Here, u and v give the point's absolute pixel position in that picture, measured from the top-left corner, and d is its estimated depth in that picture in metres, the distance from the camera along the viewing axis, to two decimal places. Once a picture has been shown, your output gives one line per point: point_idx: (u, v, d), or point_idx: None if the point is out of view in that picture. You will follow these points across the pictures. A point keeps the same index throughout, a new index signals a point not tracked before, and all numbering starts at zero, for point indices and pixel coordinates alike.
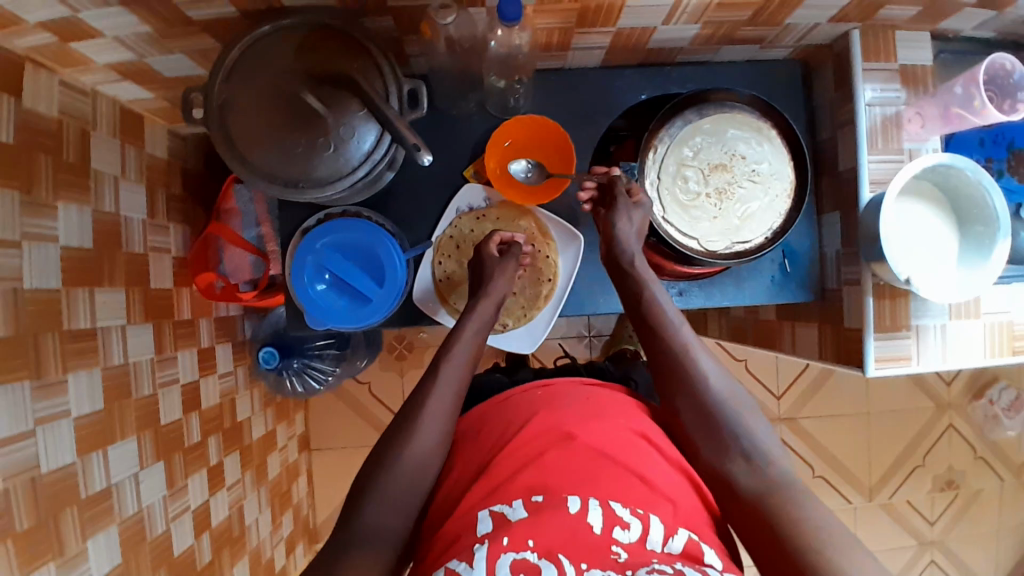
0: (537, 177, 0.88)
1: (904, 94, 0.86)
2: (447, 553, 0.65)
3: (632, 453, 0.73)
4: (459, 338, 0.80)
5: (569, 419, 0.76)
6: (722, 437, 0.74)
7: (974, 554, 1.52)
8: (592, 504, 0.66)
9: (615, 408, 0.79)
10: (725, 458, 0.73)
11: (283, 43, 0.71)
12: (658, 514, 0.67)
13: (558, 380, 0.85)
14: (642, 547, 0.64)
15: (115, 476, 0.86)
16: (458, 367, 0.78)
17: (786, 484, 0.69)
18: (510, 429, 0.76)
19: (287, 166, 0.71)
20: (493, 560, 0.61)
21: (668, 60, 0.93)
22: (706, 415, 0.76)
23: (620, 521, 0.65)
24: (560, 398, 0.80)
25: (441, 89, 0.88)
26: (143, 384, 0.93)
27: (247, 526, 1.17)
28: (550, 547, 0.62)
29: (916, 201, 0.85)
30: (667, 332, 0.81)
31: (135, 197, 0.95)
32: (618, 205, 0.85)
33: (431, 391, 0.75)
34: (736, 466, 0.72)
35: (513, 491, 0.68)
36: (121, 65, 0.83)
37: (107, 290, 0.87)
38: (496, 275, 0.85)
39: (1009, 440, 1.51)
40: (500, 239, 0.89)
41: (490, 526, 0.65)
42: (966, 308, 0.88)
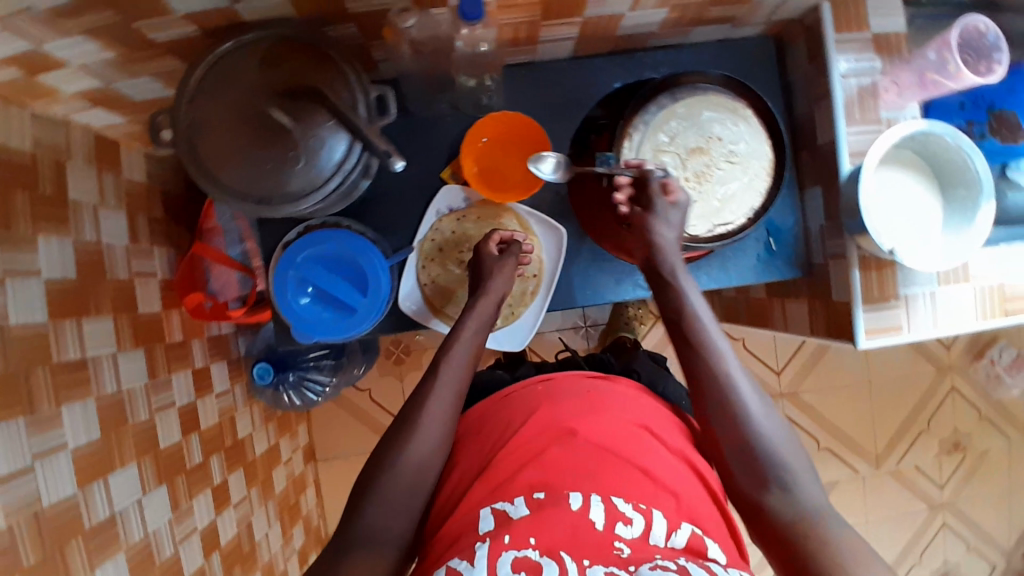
0: (563, 173, 0.85)
1: (880, 63, 0.85)
2: (450, 551, 0.69)
3: (632, 447, 0.77)
4: (458, 342, 0.81)
5: (570, 416, 0.80)
6: (761, 463, 0.70)
7: (986, 514, 1.52)
8: (594, 500, 0.70)
9: (615, 404, 0.83)
10: (762, 487, 0.70)
11: (249, 59, 0.71)
12: (661, 509, 0.71)
13: (557, 375, 0.89)
14: (645, 542, 0.66)
15: (117, 504, 0.86)
16: (457, 368, 0.78)
17: (818, 512, 0.67)
18: (513, 427, 0.80)
19: (259, 183, 0.71)
20: (494, 559, 0.63)
21: (639, 46, 0.92)
22: (744, 443, 0.71)
23: (623, 517, 0.68)
24: (561, 394, 0.84)
25: (413, 92, 0.87)
26: (139, 409, 0.93)
27: (258, 541, 1.17)
28: (552, 545, 0.65)
29: (899, 169, 0.85)
30: (704, 346, 0.76)
31: (116, 224, 0.94)
32: (658, 206, 0.79)
33: (431, 392, 0.76)
34: (772, 495, 0.69)
35: (515, 489, 0.72)
36: (91, 92, 0.82)
37: (95, 319, 0.87)
38: (496, 275, 0.85)
39: (1014, 399, 1.50)
40: (500, 238, 0.89)
41: (492, 524, 0.69)
42: (954, 274, 0.88)
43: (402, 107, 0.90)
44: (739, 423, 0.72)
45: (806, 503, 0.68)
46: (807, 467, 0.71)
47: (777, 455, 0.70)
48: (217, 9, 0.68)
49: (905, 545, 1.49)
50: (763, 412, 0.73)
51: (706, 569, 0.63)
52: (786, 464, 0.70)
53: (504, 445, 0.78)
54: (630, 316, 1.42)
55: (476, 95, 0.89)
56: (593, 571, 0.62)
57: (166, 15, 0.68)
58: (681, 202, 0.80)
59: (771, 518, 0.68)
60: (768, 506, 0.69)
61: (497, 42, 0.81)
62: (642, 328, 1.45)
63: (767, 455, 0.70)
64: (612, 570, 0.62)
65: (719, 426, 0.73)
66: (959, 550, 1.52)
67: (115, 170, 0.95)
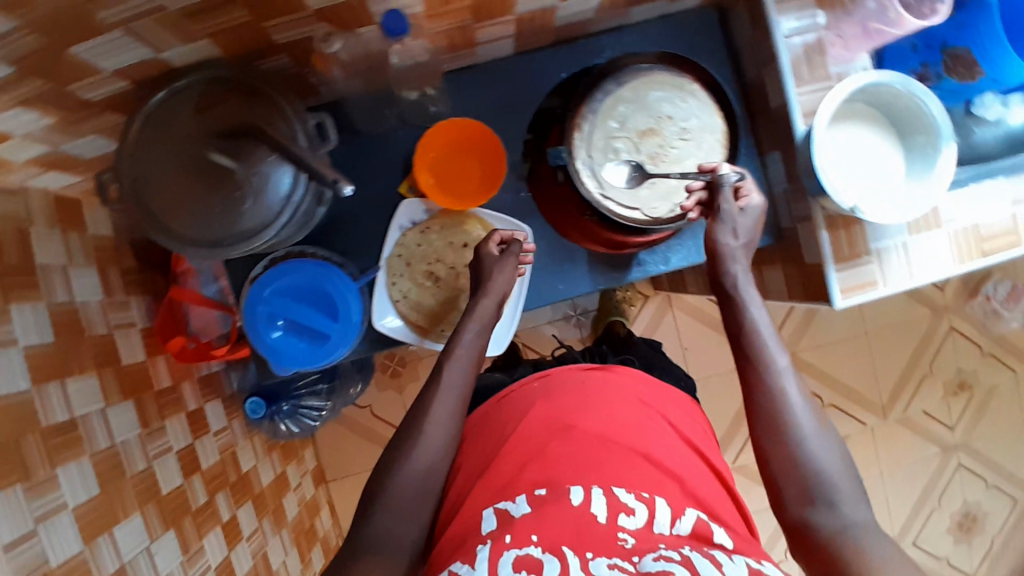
0: (639, 178, 0.84)
1: (824, 17, 0.83)
2: (453, 556, 0.68)
3: (632, 435, 0.77)
4: (459, 347, 0.82)
5: (572, 411, 0.80)
6: (812, 482, 0.69)
7: (1001, 450, 1.51)
8: (596, 492, 0.69)
9: (616, 393, 0.83)
10: (808, 504, 0.69)
11: (183, 103, 0.71)
12: (664, 497, 0.70)
13: (554, 370, 0.89)
14: (649, 533, 0.66)
15: (126, 554, 0.86)
16: (460, 370, 0.80)
17: (863, 532, 0.66)
18: (514, 427, 0.81)
19: (210, 227, 0.71)
20: (494, 559, 0.62)
21: (580, 34, 0.91)
22: (796, 461, 0.70)
23: (626, 508, 0.67)
24: (560, 388, 0.84)
25: (360, 112, 0.87)
26: (136, 458, 0.93)
27: (275, 570, 1.18)
28: (555, 541, 0.63)
29: (856, 125, 0.84)
30: (761, 361, 0.75)
31: (89, 280, 0.94)
32: (725, 212, 0.79)
33: (438, 392, 0.78)
34: (817, 513, 0.68)
35: (518, 488, 0.72)
36: (42, 157, 0.82)
37: (78, 378, 0.87)
38: (497, 274, 0.85)
39: (1015, 332, 1.49)
40: (500, 237, 0.88)
41: (493, 525, 0.68)
42: (925, 221, 0.87)
43: (351, 127, 0.89)
44: (792, 441, 0.71)
45: (853, 525, 0.67)
46: (856, 488, 0.69)
47: (827, 474, 0.69)
48: (144, 60, 0.68)
49: (923, 490, 1.49)
50: (815, 430, 0.71)
51: (711, 557, 0.61)
52: (836, 484, 0.69)
53: (505, 445, 0.78)
54: (619, 300, 1.42)
55: (424, 105, 0.89)
56: (596, 565, 0.60)
57: (95, 72, 0.67)
58: (753, 208, 0.80)
59: (814, 537, 0.67)
60: (814, 523, 0.68)
61: (435, 51, 0.80)
62: (631, 310, 1.45)
63: (819, 475, 0.69)
64: (616, 562, 0.60)
65: (771, 444, 0.72)
66: (977, 489, 1.51)
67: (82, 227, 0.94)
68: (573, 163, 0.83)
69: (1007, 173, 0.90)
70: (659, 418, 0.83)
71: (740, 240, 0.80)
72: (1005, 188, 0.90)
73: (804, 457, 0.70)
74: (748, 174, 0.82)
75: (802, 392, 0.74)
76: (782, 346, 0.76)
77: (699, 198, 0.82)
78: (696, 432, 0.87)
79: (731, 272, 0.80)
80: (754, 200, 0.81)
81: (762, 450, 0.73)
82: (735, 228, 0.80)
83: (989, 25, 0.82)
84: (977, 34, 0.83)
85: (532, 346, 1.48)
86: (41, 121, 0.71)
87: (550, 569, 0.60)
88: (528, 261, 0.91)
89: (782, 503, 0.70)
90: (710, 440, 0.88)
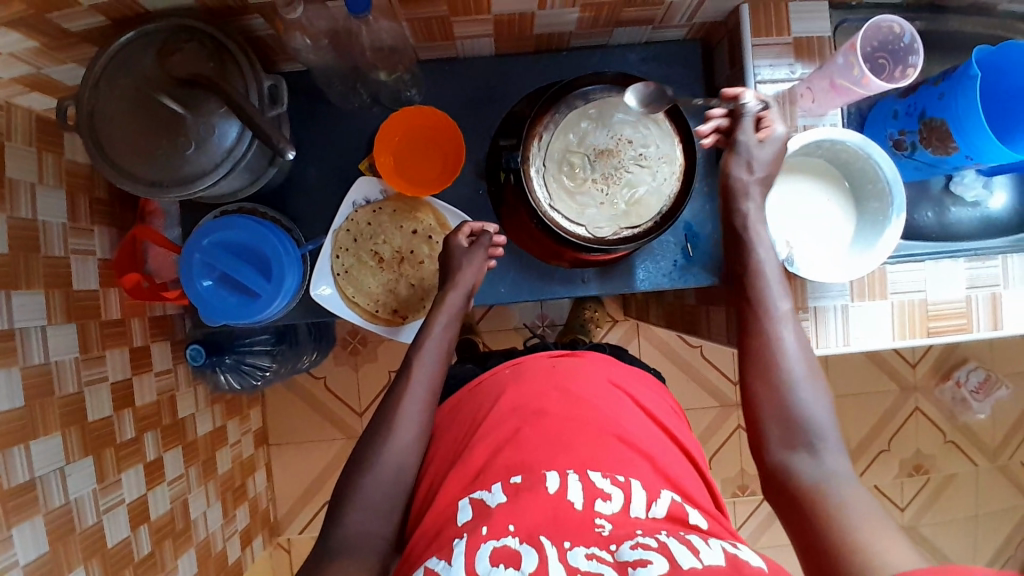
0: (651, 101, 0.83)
1: (798, 67, 0.87)
2: (429, 549, 0.63)
3: (603, 415, 0.74)
4: (427, 341, 0.82)
5: (542, 393, 0.76)
6: (794, 424, 0.70)
7: (947, 540, 1.53)
8: (571, 477, 0.66)
9: (586, 374, 0.79)
10: (789, 448, 0.70)
11: (148, 48, 0.73)
12: (639, 479, 0.68)
13: (526, 358, 0.84)
14: (625, 517, 0.63)
15: (39, 470, 0.84)
16: (429, 366, 0.81)
17: (835, 481, 0.66)
18: (488, 409, 0.76)
19: (151, 168, 0.73)
20: (472, 553, 0.58)
21: (562, 46, 0.94)
22: (787, 404, 0.71)
23: (601, 494, 0.65)
24: (529, 373, 0.80)
25: (335, 86, 0.89)
26: (67, 382, 0.90)
27: (193, 519, 1.17)
28: (532, 530, 0.60)
29: (806, 179, 0.86)
30: (763, 307, 0.76)
31: (55, 202, 0.91)
32: (742, 143, 0.79)
33: (406, 392, 0.78)
34: (798, 459, 0.69)
35: (492, 476, 0.68)
36: (24, 77, 0.79)
37: (24, 294, 0.84)
38: (464, 268, 0.86)
39: (981, 424, 1.53)
40: (468, 230, 0.89)
41: (469, 515, 0.64)
42: (870, 286, 0.88)
43: (331, 100, 0.92)
44: (782, 385, 0.72)
45: (832, 472, 0.67)
46: (839, 437, 0.69)
47: (813, 421, 0.70)
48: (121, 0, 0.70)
49: None
50: (806, 377, 0.72)
51: (688, 543, 0.59)
52: (821, 431, 0.69)
53: (479, 428, 0.74)
54: (587, 318, 1.36)
55: (399, 89, 0.91)
56: (573, 556, 0.57)
57: (75, 5, 0.68)
58: (774, 138, 0.78)
59: (795, 480, 0.67)
60: (791, 467, 0.68)
61: (409, 37, 0.83)
62: (600, 331, 1.43)
63: (805, 421, 0.70)
64: (594, 551, 0.58)
65: (760, 386, 0.73)
66: None
67: (59, 149, 0.92)
68: (526, 170, 0.84)
69: (969, 256, 0.89)
70: (633, 405, 0.79)
71: (756, 174, 0.78)
72: (962, 270, 0.89)
73: (793, 405, 0.71)
74: (773, 104, 0.80)
75: (800, 340, 0.75)
76: (787, 293, 0.76)
77: (718, 125, 0.82)
78: (663, 409, 0.83)
79: (742, 210, 0.79)
80: (775, 130, 0.79)
81: (749, 393, 0.74)
82: (750, 161, 0.78)
83: (966, 101, 0.80)
84: (955, 108, 0.81)
85: (488, 341, 1.46)
86: (22, 43, 0.71)
87: (527, 563, 0.56)
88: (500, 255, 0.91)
89: (764, 446, 0.71)
90: (677, 419, 0.84)
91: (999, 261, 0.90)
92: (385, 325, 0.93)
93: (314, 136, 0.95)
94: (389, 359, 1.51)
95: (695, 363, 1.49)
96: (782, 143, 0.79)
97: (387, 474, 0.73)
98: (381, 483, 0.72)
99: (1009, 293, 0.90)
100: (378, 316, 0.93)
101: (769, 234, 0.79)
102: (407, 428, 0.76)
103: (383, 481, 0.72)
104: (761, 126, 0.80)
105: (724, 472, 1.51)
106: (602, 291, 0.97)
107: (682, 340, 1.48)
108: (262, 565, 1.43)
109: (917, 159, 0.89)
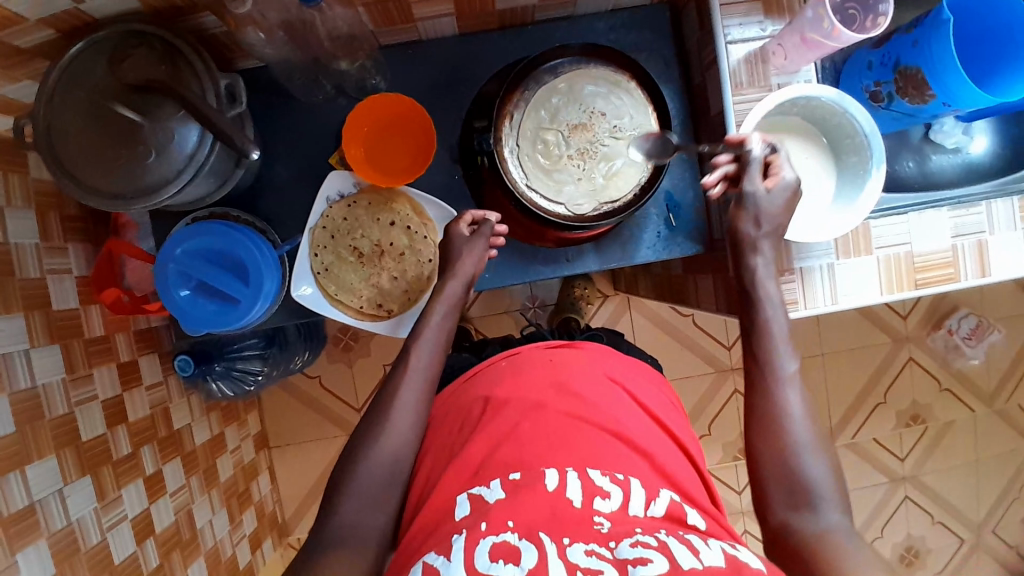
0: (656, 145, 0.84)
1: (768, 25, 0.85)
2: (427, 544, 0.63)
3: (600, 411, 0.73)
4: (426, 330, 0.81)
5: (539, 385, 0.75)
6: (797, 484, 0.69)
7: (949, 486, 1.55)
8: (570, 475, 0.65)
9: (584, 369, 0.78)
10: (792, 507, 0.69)
11: (99, 58, 0.71)
12: (637, 477, 0.67)
13: (523, 350, 0.82)
14: (624, 515, 0.62)
15: (37, 494, 0.83)
16: (427, 354, 0.80)
17: (838, 534, 0.66)
18: (482, 407, 0.75)
19: (114, 181, 0.71)
20: (471, 549, 0.57)
21: (527, 20, 0.92)
22: (789, 464, 0.70)
23: (600, 491, 0.64)
24: (527, 367, 0.78)
25: (298, 80, 0.88)
26: (57, 403, 0.89)
27: (200, 528, 1.16)
28: (531, 526, 0.59)
29: (786, 138, 0.85)
30: (770, 364, 0.76)
31: (26, 223, 0.88)
32: (748, 193, 0.77)
33: (405, 385, 0.77)
34: (801, 518, 0.68)
35: (491, 472, 0.67)
36: None
37: (3, 318, 0.82)
38: (465, 256, 0.84)
39: (975, 369, 1.53)
40: (471, 218, 0.87)
41: (467, 510, 0.64)
42: (856, 243, 0.87)
43: (296, 94, 0.91)
44: (787, 444, 0.71)
45: (835, 527, 0.67)
46: (841, 497, 0.69)
47: (815, 483, 0.69)
48: (67, 10, 0.69)
49: (869, 515, 1.52)
50: (810, 438, 0.72)
51: (688, 542, 0.58)
52: (822, 491, 0.69)
53: (478, 426, 0.73)
54: (577, 296, 1.35)
55: (363, 77, 0.90)
56: (573, 552, 0.57)
57: (20, 21, 0.66)
58: (782, 186, 0.77)
59: (796, 538, 0.67)
60: (795, 526, 0.68)
61: (367, 22, 0.81)
62: (591, 308, 1.42)
63: (807, 483, 0.69)
64: (593, 548, 0.57)
65: (762, 444, 0.72)
66: (921, 522, 1.54)
67: (23, 168, 0.88)
68: (499, 151, 0.83)
69: (952, 205, 0.88)
70: (630, 399, 0.77)
71: (763, 228, 0.78)
72: (946, 218, 0.88)
73: (799, 469, 0.70)
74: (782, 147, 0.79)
75: (804, 402, 0.75)
76: (794, 353, 0.76)
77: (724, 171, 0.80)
78: (662, 404, 0.81)
79: (750, 265, 0.79)
80: (783, 177, 0.77)
81: (751, 452, 0.73)
82: (758, 215, 0.77)
83: (940, 47, 0.78)
84: (928, 54, 0.80)
85: (480, 327, 1.45)
86: None
87: (527, 559, 0.55)
88: (497, 248, 0.90)
89: (767, 506, 0.70)
90: (676, 413, 0.82)
91: (983, 207, 0.88)
92: (371, 320, 0.92)
93: (283, 133, 0.93)
94: (381, 352, 1.51)
95: (689, 332, 1.49)
96: (792, 191, 0.77)
97: (386, 470, 0.72)
98: (381, 480, 0.72)
99: (995, 239, 0.89)
100: (364, 311, 0.92)
101: (777, 290, 0.79)
102: (404, 422, 0.75)
103: (382, 478, 0.72)
104: (769, 172, 0.79)
105: (724, 436, 1.51)
106: (607, 261, 0.95)
107: (674, 310, 1.48)
108: (274, 566, 1.44)
109: (894, 109, 0.88)
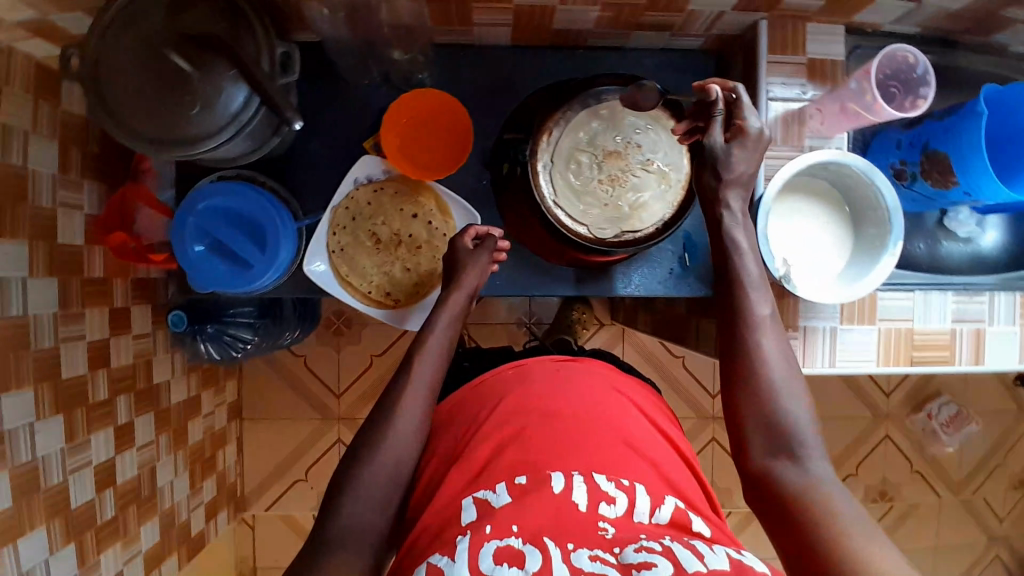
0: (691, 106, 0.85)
1: (810, 87, 0.87)
2: (430, 548, 0.62)
3: (607, 420, 0.72)
4: (430, 339, 0.80)
5: (547, 395, 0.74)
6: (776, 429, 0.70)
7: None
8: (576, 478, 0.65)
9: (590, 382, 0.78)
10: (773, 454, 0.70)
11: (161, 5, 0.72)
12: (643, 483, 0.67)
13: (528, 362, 0.82)
14: (629, 521, 0.63)
15: (8, 424, 0.81)
16: (431, 364, 0.79)
17: (824, 484, 0.66)
18: (492, 408, 0.74)
19: (150, 125, 0.71)
20: (475, 551, 0.58)
21: (580, 44, 0.94)
22: (762, 405, 0.71)
23: (606, 497, 0.64)
24: (535, 376, 0.78)
25: (347, 61, 0.89)
26: (44, 335, 0.86)
27: (159, 488, 1.14)
28: (536, 530, 0.60)
29: (814, 201, 0.88)
30: (748, 316, 0.76)
31: (47, 152, 0.85)
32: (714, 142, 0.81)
33: (410, 382, 0.76)
34: (781, 465, 0.69)
35: (496, 475, 0.66)
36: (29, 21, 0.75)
37: (8, 241, 0.80)
38: (468, 270, 0.85)
39: (949, 457, 1.56)
40: (474, 233, 0.89)
41: (473, 516, 0.63)
42: (860, 310, 0.89)
43: (342, 75, 0.92)
44: (762, 390, 0.72)
45: (816, 475, 0.67)
46: (819, 439, 0.70)
47: (794, 424, 0.70)
48: None
49: None
50: (785, 379, 0.73)
51: (692, 547, 0.59)
52: (802, 437, 0.70)
53: (480, 427, 0.73)
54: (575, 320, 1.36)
55: (411, 70, 0.91)
56: (577, 556, 0.59)
57: None
58: (747, 134, 0.81)
59: (780, 486, 0.67)
60: (775, 474, 0.68)
61: (427, 18, 0.83)
62: (587, 333, 1.43)
63: (786, 426, 0.70)
64: (597, 553, 0.59)
65: (740, 394, 0.73)
66: None
67: (55, 98, 0.86)
68: (533, 164, 0.84)
69: (957, 290, 0.91)
70: (637, 410, 0.78)
71: (727, 177, 0.81)
72: (950, 302, 0.90)
73: (775, 413, 0.71)
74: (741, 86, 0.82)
75: (780, 346, 0.75)
76: (767, 296, 0.77)
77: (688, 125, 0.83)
78: (662, 417, 0.81)
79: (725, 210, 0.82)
80: (750, 124, 0.81)
81: (731, 401, 0.74)
82: (721, 166, 0.81)
83: (969, 138, 0.81)
84: (958, 141, 0.82)
85: (475, 334, 1.45)
86: None
87: (532, 561, 0.57)
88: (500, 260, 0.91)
89: (749, 454, 0.71)
90: (673, 425, 0.82)
91: (987, 297, 0.91)
92: (378, 307, 0.93)
93: (323, 110, 0.94)
94: (370, 343, 1.51)
95: (676, 374, 1.50)
96: (754, 139, 0.81)
97: (375, 458, 0.71)
98: (364, 466, 0.71)
99: (993, 330, 0.91)
100: (370, 296, 0.93)
101: (746, 237, 0.81)
102: (398, 413, 0.74)
103: (365, 467, 0.71)
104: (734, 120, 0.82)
105: None
106: (611, 288, 0.97)
107: (665, 349, 1.50)
108: (224, 539, 1.42)
109: (916, 189, 0.91)
